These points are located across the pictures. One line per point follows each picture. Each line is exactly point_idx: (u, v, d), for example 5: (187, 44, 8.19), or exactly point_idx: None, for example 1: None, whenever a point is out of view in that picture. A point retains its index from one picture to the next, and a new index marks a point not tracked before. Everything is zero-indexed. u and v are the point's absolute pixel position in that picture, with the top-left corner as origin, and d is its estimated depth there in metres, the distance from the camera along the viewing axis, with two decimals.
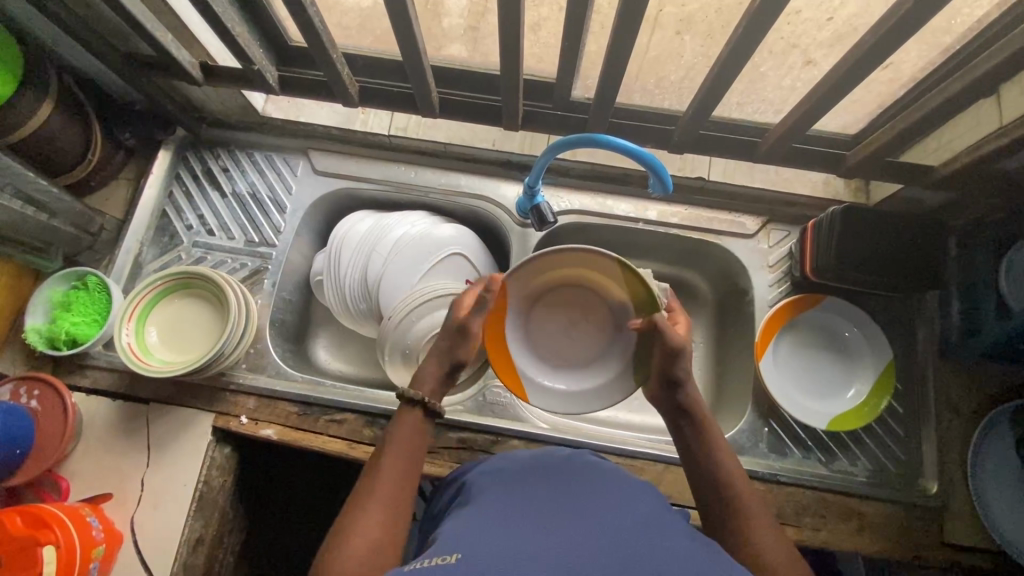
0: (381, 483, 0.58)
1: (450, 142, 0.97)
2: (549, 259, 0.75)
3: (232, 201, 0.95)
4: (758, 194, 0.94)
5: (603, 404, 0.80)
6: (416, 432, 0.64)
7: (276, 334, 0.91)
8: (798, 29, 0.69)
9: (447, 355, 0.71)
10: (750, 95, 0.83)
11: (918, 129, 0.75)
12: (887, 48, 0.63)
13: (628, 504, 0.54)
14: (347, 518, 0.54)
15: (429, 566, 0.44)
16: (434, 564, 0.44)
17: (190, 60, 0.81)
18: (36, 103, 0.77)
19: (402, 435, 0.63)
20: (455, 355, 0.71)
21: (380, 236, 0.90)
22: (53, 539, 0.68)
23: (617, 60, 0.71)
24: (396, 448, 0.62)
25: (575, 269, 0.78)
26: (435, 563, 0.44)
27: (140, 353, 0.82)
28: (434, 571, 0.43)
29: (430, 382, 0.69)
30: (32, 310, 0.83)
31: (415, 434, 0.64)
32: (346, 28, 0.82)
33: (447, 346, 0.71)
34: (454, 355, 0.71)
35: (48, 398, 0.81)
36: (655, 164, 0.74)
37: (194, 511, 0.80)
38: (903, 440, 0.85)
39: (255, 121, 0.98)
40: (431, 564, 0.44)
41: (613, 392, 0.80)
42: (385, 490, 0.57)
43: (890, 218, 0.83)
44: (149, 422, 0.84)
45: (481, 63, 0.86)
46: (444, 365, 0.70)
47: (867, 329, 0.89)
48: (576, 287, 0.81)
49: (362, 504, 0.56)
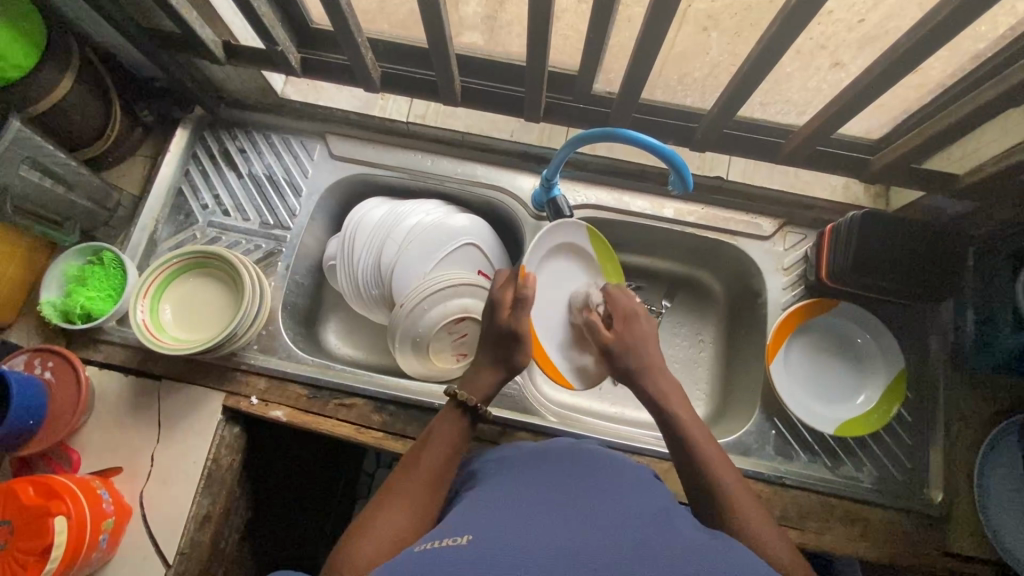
0: (410, 480, 0.60)
1: (468, 131, 0.97)
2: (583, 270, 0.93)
3: (248, 182, 0.95)
4: (777, 196, 0.93)
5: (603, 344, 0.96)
6: (451, 432, 0.66)
7: (289, 317, 0.92)
8: (828, 30, 0.68)
9: (502, 362, 0.74)
10: (774, 95, 0.82)
11: (944, 138, 0.74)
12: (920, 53, 0.62)
13: (639, 495, 0.54)
14: (372, 512, 0.56)
15: (440, 547, 0.45)
16: (446, 545, 0.45)
17: (212, 38, 0.80)
18: (57, 75, 0.77)
19: (439, 435, 0.65)
20: (510, 360, 0.74)
21: (394, 223, 0.90)
22: (65, 510, 0.69)
23: (644, 54, 0.70)
24: (431, 447, 0.63)
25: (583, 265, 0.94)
26: (446, 544, 0.45)
27: (153, 330, 0.82)
28: (445, 552, 0.44)
29: (483, 389, 0.71)
30: (48, 283, 0.84)
31: (449, 433, 0.65)
32: (371, 11, 0.81)
33: (500, 354, 0.74)
34: (508, 358, 0.74)
35: (61, 370, 0.82)
36: (677, 161, 0.73)
37: (203, 488, 0.81)
38: (911, 448, 0.85)
39: (273, 102, 0.97)
40: (442, 545, 0.45)
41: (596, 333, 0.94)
42: (413, 486, 0.59)
43: (908, 225, 0.82)
44: (160, 398, 0.84)
45: (504, 52, 0.85)
46: (500, 373, 0.74)
47: (879, 336, 0.89)
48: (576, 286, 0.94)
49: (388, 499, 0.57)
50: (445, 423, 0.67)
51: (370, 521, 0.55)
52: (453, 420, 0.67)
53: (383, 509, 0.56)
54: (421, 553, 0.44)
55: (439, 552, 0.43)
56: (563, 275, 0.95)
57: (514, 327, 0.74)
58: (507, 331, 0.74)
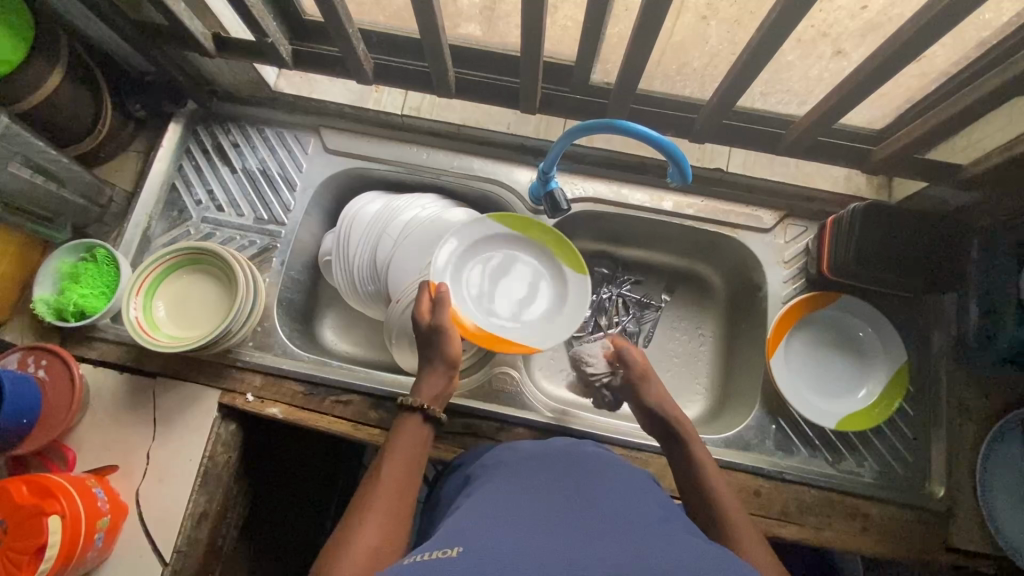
0: (381, 492, 0.59)
1: (464, 124, 0.95)
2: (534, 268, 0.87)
3: (242, 177, 0.94)
4: (778, 188, 0.92)
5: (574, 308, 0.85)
6: (413, 442, 0.66)
7: (284, 313, 0.91)
8: (829, 18, 0.67)
9: (432, 357, 0.73)
10: (775, 85, 0.81)
11: (948, 128, 0.73)
12: (924, 41, 0.60)
13: (633, 503, 0.53)
14: (347, 528, 0.55)
15: (430, 560, 0.43)
16: (436, 557, 0.43)
17: (202, 31, 0.79)
18: (45, 70, 0.76)
19: (402, 445, 0.65)
20: (444, 354, 0.72)
21: (390, 218, 0.89)
22: (59, 509, 0.69)
23: (641, 43, 0.69)
24: (396, 459, 0.63)
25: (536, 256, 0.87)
26: (435, 557, 0.44)
27: (147, 327, 0.81)
28: (435, 565, 0.42)
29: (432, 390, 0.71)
30: (40, 281, 0.82)
31: (412, 443, 0.66)
32: (364, 2, 0.80)
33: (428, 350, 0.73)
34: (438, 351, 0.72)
35: (55, 368, 0.81)
36: (676, 153, 0.72)
37: (199, 486, 0.80)
38: (913, 442, 0.84)
39: (267, 96, 0.96)
40: (431, 557, 0.44)
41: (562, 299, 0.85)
42: (385, 499, 0.58)
43: (911, 216, 0.81)
44: (155, 396, 0.84)
45: (500, 42, 0.84)
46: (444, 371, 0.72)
47: (882, 329, 0.88)
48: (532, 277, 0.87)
49: (363, 514, 0.56)
50: (405, 432, 0.67)
51: (347, 539, 0.53)
52: (414, 430, 0.67)
53: (358, 525, 0.55)
54: (413, 564, 0.43)
55: (429, 566, 0.42)
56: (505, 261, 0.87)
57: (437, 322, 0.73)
58: (430, 329, 0.73)
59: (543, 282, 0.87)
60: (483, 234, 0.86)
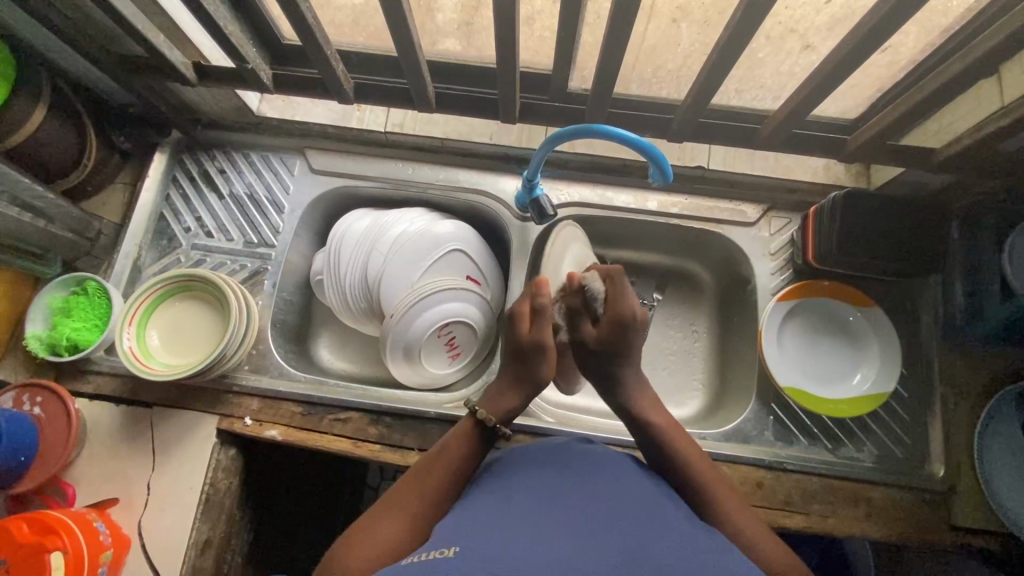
0: (414, 484, 0.57)
1: (446, 137, 0.96)
2: (794, 329, 0.91)
3: (229, 202, 0.94)
4: (759, 182, 0.93)
5: (841, 380, 0.89)
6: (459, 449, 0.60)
7: (278, 334, 0.91)
8: (796, 14, 0.69)
9: (524, 381, 0.67)
10: (748, 82, 0.83)
11: (920, 112, 0.74)
12: (885, 33, 0.62)
13: (625, 488, 0.53)
14: (370, 515, 0.55)
15: (427, 561, 0.43)
16: (433, 558, 0.43)
17: (181, 60, 0.80)
18: (28, 109, 0.76)
19: (450, 447, 0.60)
20: (535, 376, 0.67)
21: (379, 235, 0.89)
22: (61, 545, 0.68)
23: (613, 51, 0.71)
24: (438, 458, 0.59)
25: (800, 321, 0.91)
26: (432, 557, 0.44)
27: (141, 357, 0.81)
28: (432, 566, 0.42)
29: (501, 407, 0.65)
30: (32, 318, 0.82)
31: (456, 449, 0.60)
32: (340, 25, 0.82)
33: (524, 371, 0.67)
34: (535, 373, 0.67)
35: (51, 405, 0.81)
36: (656, 154, 0.73)
37: (202, 513, 0.80)
38: (909, 424, 0.85)
39: (250, 121, 0.97)
40: (428, 558, 0.44)
41: (843, 374, 0.89)
42: (416, 491, 0.56)
43: (892, 200, 0.82)
44: (152, 425, 0.84)
45: (477, 57, 0.86)
46: (527, 391, 0.67)
47: (869, 312, 0.89)
48: (855, 337, 0.90)
49: (386, 507, 0.55)
50: (454, 442, 0.61)
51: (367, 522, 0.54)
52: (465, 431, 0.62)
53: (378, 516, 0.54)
54: (410, 565, 0.43)
55: (426, 567, 0.42)
56: (822, 336, 0.91)
57: (537, 341, 0.67)
58: (529, 347, 0.67)
59: (843, 361, 0.90)
60: (826, 306, 0.91)
